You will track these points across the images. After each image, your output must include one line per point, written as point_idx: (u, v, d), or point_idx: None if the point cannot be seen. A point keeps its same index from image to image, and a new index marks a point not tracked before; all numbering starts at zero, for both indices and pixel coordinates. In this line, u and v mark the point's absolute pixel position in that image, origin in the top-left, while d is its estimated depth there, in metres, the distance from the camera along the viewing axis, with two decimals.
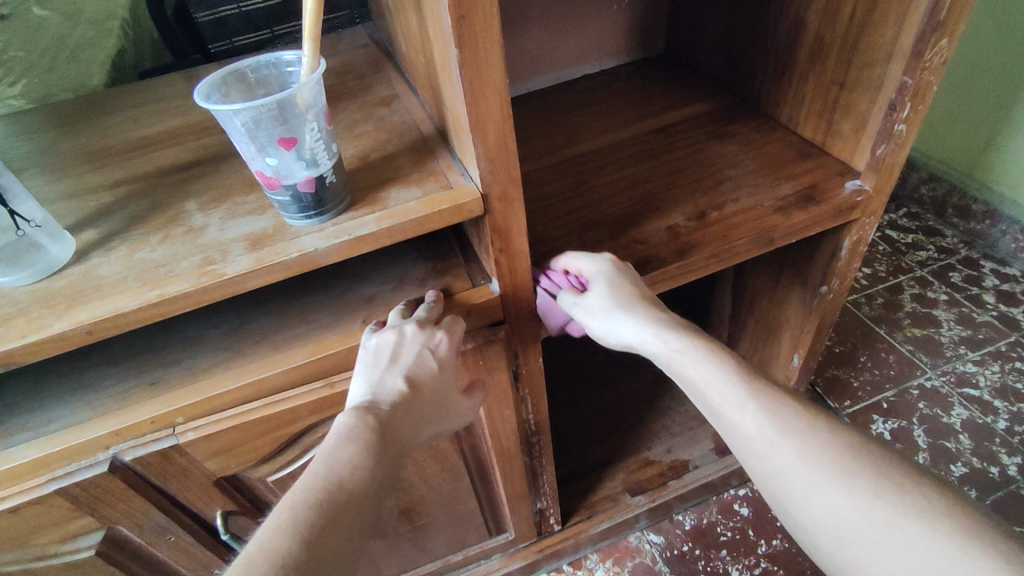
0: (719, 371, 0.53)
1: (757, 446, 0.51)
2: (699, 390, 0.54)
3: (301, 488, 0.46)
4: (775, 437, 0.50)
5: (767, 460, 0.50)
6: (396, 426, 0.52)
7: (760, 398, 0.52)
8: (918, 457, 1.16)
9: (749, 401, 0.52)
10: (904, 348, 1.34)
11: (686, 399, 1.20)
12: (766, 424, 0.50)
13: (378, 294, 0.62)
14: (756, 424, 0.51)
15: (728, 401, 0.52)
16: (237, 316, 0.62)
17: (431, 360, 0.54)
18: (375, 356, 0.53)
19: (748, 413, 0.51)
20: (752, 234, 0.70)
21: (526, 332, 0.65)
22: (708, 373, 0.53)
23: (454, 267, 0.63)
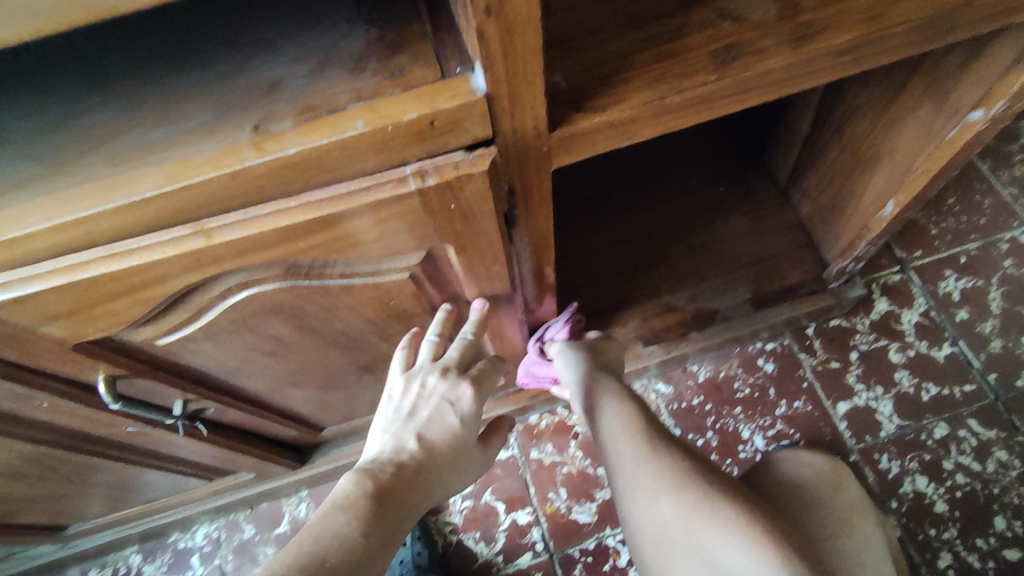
0: (624, 401, 0.65)
1: (611, 442, 0.62)
2: (600, 411, 0.65)
3: (283, 560, 0.38)
4: (632, 441, 0.60)
5: (622, 465, 0.59)
6: (402, 495, 0.46)
7: (643, 427, 0.62)
8: (986, 325, 0.99)
9: (633, 421, 0.63)
10: (1006, 191, 1.08)
11: (727, 236, 0.97)
12: (627, 429, 0.62)
13: (284, 82, 0.37)
14: (624, 433, 0.61)
15: (616, 416, 0.63)
16: (58, 105, 0.38)
17: (449, 415, 0.50)
18: (393, 408, 0.51)
19: (625, 432, 0.62)
20: (922, 17, 0.42)
21: (528, 161, 0.41)
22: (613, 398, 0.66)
23: (414, 41, 0.37)
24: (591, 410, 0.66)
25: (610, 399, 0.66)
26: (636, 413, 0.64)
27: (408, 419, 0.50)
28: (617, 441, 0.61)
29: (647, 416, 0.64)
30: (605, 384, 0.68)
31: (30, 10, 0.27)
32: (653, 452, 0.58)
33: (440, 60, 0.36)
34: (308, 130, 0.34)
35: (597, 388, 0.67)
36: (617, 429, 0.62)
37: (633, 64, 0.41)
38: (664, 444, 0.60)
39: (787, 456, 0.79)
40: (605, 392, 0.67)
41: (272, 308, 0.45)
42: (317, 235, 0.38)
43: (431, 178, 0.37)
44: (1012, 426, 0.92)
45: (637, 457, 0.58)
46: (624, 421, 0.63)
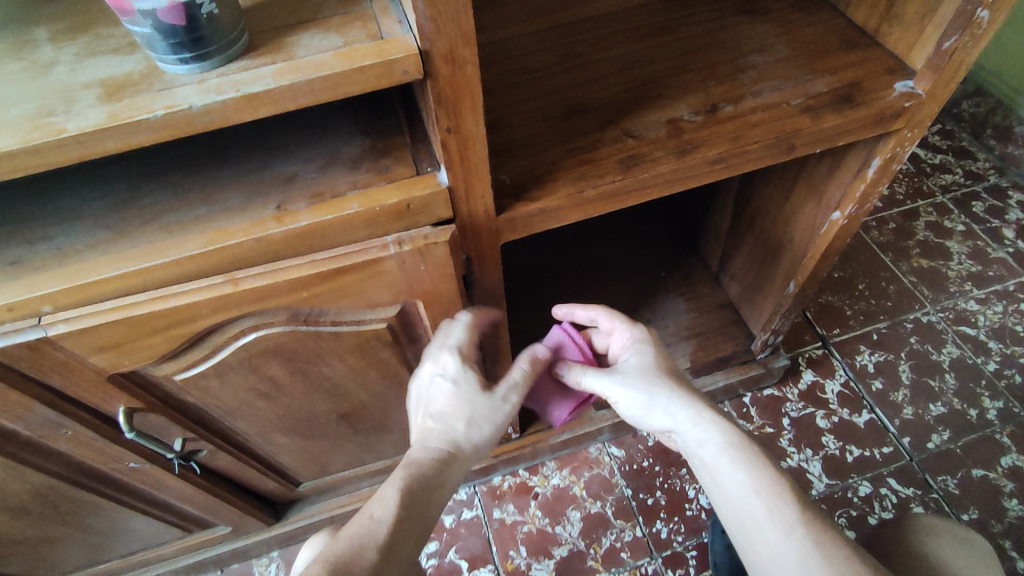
0: (744, 460, 0.56)
1: (754, 529, 0.53)
2: (725, 472, 0.56)
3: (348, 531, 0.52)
4: (787, 535, 0.51)
5: (775, 563, 0.51)
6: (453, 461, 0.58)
7: (787, 500, 0.53)
8: (897, 394, 1.12)
9: (770, 492, 0.54)
10: (907, 279, 1.26)
11: (668, 314, 1.10)
12: (776, 512, 0.53)
13: (302, 175, 0.50)
14: (765, 514, 0.53)
15: (746, 486, 0.55)
16: (127, 187, 0.50)
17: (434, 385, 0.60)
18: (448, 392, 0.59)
19: (758, 501, 0.54)
20: (769, 138, 0.58)
21: (483, 235, 0.55)
22: (730, 455, 0.56)
23: (397, 148, 0.51)
24: (710, 474, 0.58)
25: (728, 452, 0.57)
26: (766, 474, 0.55)
27: (466, 404, 0.59)
28: (761, 525, 0.53)
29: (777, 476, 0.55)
30: (716, 436, 0.58)
31: None
32: (814, 547, 0.50)
33: (416, 161, 0.50)
34: (320, 209, 0.47)
35: (708, 442, 0.58)
36: (752, 500, 0.54)
37: (561, 167, 0.56)
38: (819, 527, 0.52)
39: (931, 530, 0.71)
40: (720, 448, 0.57)
41: (273, 349, 0.56)
42: (317, 287, 0.50)
43: (406, 246, 0.50)
44: (927, 484, 1.02)
45: (800, 559, 0.50)
46: (754, 484, 0.54)
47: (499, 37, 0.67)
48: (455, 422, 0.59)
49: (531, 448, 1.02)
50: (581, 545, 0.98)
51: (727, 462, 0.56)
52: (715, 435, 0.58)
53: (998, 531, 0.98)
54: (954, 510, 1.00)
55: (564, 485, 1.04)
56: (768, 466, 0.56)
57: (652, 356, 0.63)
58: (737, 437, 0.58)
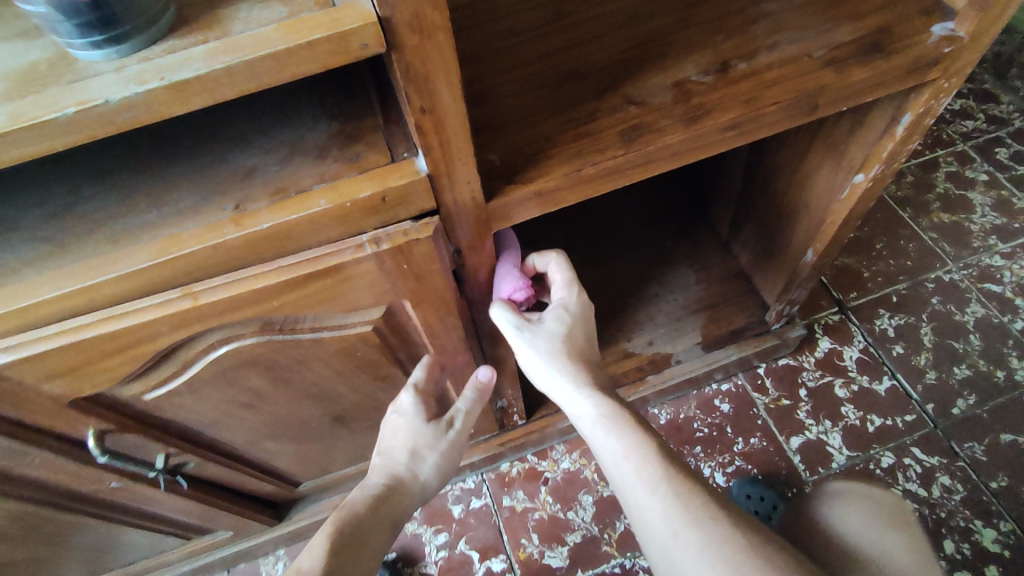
0: (645, 453, 0.55)
1: (628, 491, 0.55)
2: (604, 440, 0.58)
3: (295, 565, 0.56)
4: (651, 493, 0.53)
5: (644, 521, 0.53)
6: (400, 509, 0.65)
7: (654, 459, 0.55)
8: (919, 358, 1.07)
9: (637, 455, 0.56)
10: (927, 236, 1.19)
11: (676, 286, 1.05)
12: (647, 474, 0.54)
13: (263, 168, 0.44)
14: (639, 476, 0.54)
15: (617, 451, 0.56)
16: (66, 192, 0.44)
17: (398, 420, 0.65)
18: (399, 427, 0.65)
19: (630, 461, 0.55)
20: (789, 98, 0.51)
21: (471, 225, 0.49)
22: (635, 450, 0.56)
23: (368, 132, 0.45)
24: (610, 465, 0.56)
25: (610, 421, 0.58)
26: (640, 438, 0.57)
27: (414, 442, 0.65)
28: (638, 488, 0.54)
29: (672, 470, 0.54)
30: (591, 407, 0.59)
31: None
32: (673, 500, 0.52)
33: (391, 146, 0.44)
34: (283, 208, 0.41)
35: (585, 415, 0.59)
36: (630, 465, 0.55)
37: (555, 143, 0.50)
38: (684, 486, 0.53)
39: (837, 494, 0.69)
40: (596, 419, 0.59)
41: (250, 360, 0.51)
42: (289, 294, 0.45)
43: (384, 244, 0.44)
44: (953, 452, 0.98)
45: (661, 513, 0.52)
46: (628, 446, 0.56)
47: None
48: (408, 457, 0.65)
49: (539, 433, 0.98)
50: (594, 530, 0.96)
51: (628, 454, 0.56)
52: (596, 406, 0.59)
53: None
54: (981, 478, 0.96)
55: (575, 469, 1.01)
56: (640, 430, 0.57)
57: (571, 329, 0.61)
58: (614, 405, 0.59)
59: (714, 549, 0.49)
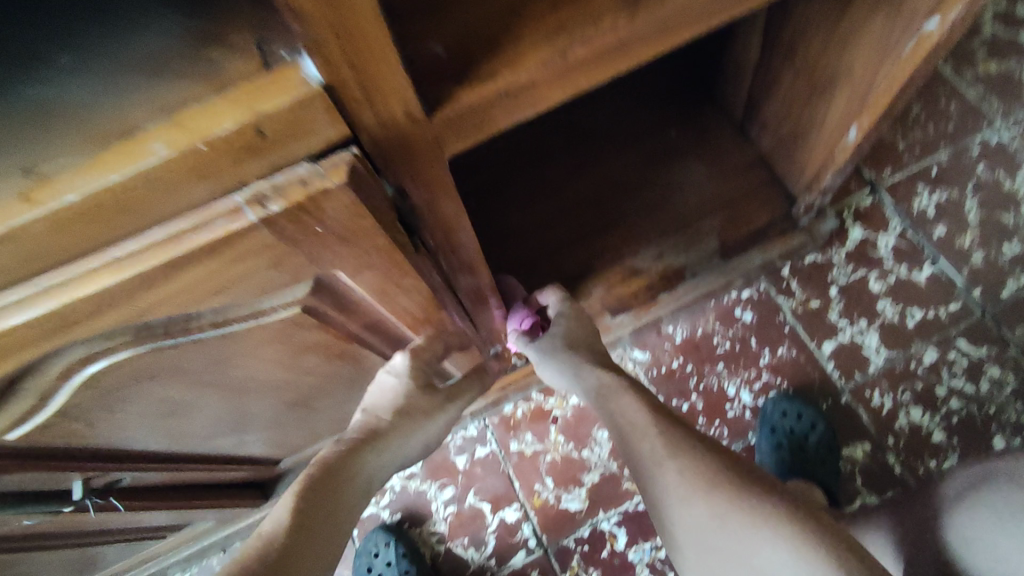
0: (654, 436, 0.60)
1: (624, 438, 0.63)
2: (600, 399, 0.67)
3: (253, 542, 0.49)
4: (643, 443, 0.61)
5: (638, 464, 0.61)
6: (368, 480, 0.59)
7: (645, 416, 0.63)
8: (964, 239, 0.94)
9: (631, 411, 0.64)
10: (972, 92, 1.01)
11: (685, 185, 0.89)
12: (639, 425, 0.62)
13: (56, 101, 0.27)
14: (629, 427, 0.63)
15: (614, 411, 0.65)
16: None
17: (385, 378, 0.58)
18: (388, 389, 0.58)
19: (627, 420, 0.63)
20: None
21: (415, 154, 0.34)
22: (636, 417, 0.63)
23: (221, 21, 0.28)
24: (625, 447, 0.63)
25: (605, 388, 0.67)
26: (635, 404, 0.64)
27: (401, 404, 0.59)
28: (632, 438, 0.62)
29: (661, 425, 0.61)
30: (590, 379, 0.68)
31: None
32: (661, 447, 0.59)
33: (258, 39, 0.27)
34: (93, 166, 0.25)
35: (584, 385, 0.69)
36: (627, 424, 0.63)
37: (524, 17, 0.34)
38: (675, 437, 0.60)
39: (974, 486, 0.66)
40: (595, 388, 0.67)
41: (139, 374, 0.38)
42: (154, 291, 0.30)
43: (274, 205, 0.28)
44: (1003, 341, 0.88)
45: (653, 460, 0.59)
46: (619, 403, 0.65)
47: None
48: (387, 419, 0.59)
49: None
50: (613, 467, 0.87)
51: (627, 420, 0.63)
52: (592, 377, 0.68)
53: None
54: None
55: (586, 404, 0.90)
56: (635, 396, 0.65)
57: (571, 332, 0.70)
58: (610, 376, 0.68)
59: (695, 482, 0.57)
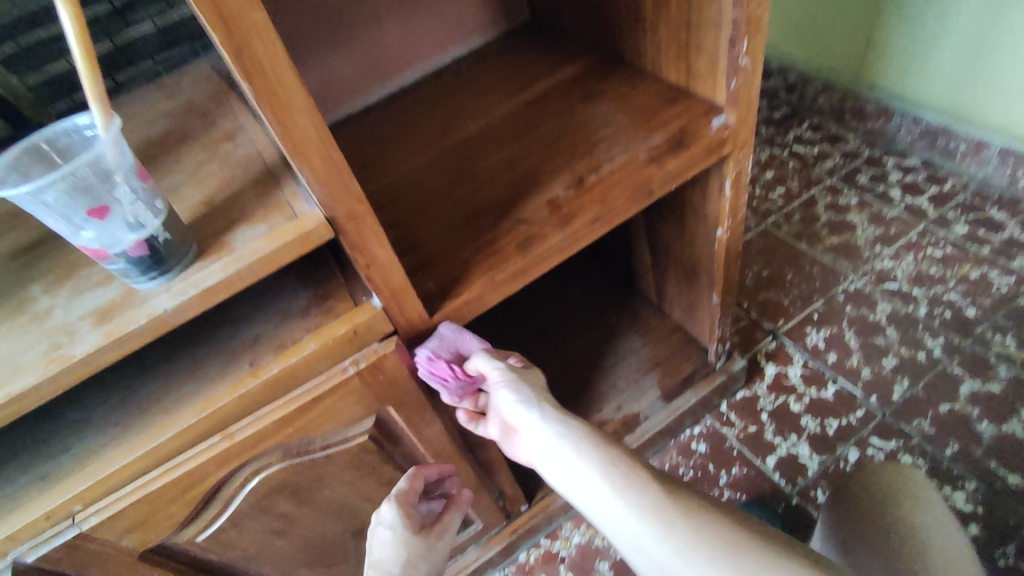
0: (600, 461, 0.65)
1: (582, 475, 0.65)
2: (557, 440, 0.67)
3: None
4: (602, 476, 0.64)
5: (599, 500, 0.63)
6: None
7: (599, 451, 0.66)
8: (853, 360, 1.22)
9: (587, 452, 0.66)
10: (826, 258, 1.39)
11: (627, 353, 1.20)
12: (600, 457, 0.65)
13: (263, 335, 0.60)
14: (590, 462, 0.65)
15: (574, 454, 0.66)
16: (122, 388, 0.59)
17: (383, 530, 0.67)
18: (387, 542, 0.66)
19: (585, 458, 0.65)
20: (628, 192, 0.71)
21: (426, 337, 0.66)
22: (594, 453, 0.66)
23: (335, 289, 0.62)
24: (580, 485, 0.65)
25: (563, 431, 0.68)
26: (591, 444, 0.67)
27: (405, 551, 0.65)
28: (595, 471, 0.64)
29: (617, 461, 0.65)
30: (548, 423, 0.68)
31: (119, 340, 0.47)
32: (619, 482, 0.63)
33: (352, 294, 0.61)
34: (284, 355, 0.57)
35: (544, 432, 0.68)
36: (585, 460, 0.65)
37: (473, 264, 0.68)
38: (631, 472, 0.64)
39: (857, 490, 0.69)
40: (553, 434, 0.68)
41: (278, 487, 0.64)
42: (299, 420, 0.59)
43: (361, 363, 0.60)
44: (905, 433, 1.10)
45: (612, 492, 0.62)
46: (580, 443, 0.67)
47: (396, 177, 0.81)
48: (394, 560, 0.64)
49: (543, 515, 1.06)
50: None
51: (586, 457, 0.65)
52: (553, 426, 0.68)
53: (981, 455, 1.06)
54: (936, 449, 1.08)
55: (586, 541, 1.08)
56: (594, 436, 0.68)
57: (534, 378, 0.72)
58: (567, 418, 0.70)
59: (659, 512, 0.59)
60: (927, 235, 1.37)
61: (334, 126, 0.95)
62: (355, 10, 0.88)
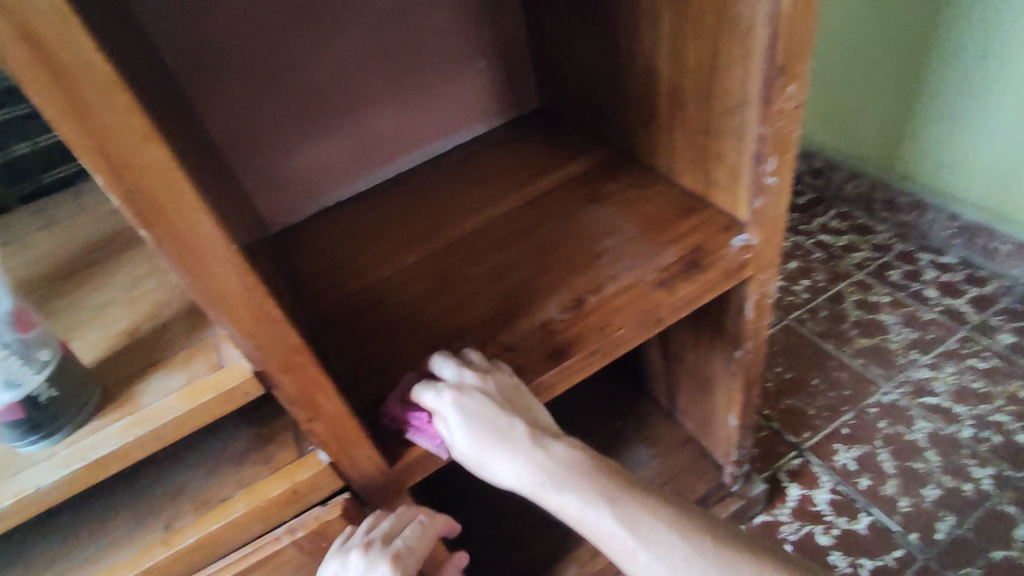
0: (648, 533, 0.50)
1: (630, 549, 0.50)
2: (579, 504, 0.52)
3: None
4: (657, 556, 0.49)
5: None
6: None
7: (641, 516, 0.51)
8: (888, 487, 1.08)
9: (630, 522, 0.51)
10: (856, 362, 1.27)
11: (633, 466, 1.08)
12: (645, 528, 0.50)
13: (187, 485, 0.51)
14: (636, 532, 0.51)
15: (613, 527, 0.51)
16: (15, 543, 0.49)
17: None
18: None
19: (628, 532, 0.51)
20: (633, 321, 0.61)
21: (386, 488, 0.55)
22: (638, 524, 0.51)
23: (280, 430, 0.53)
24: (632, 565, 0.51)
25: (584, 487, 0.53)
26: (626, 506, 0.52)
27: None
28: (647, 547, 0.50)
29: (672, 528, 0.51)
30: (567, 486, 0.53)
31: None
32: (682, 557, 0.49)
33: (299, 439, 0.52)
34: (203, 520, 0.47)
35: (560, 494, 0.53)
36: (626, 533, 0.51)
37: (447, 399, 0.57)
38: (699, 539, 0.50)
39: None
40: (574, 496, 0.52)
41: None
42: None
43: (299, 532, 0.50)
44: None
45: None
46: (610, 508, 0.52)
47: (375, 280, 0.73)
48: None
49: None
50: None
51: (626, 528, 0.51)
52: (565, 479, 0.53)
53: None
54: None
55: None
56: (625, 486, 0.53)
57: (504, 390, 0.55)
58: (578, 461, 0.54)
59: None
60: (969, 343, 1.25)
61: (318, 212, 0.88)
62: (347, 95, 0.82)
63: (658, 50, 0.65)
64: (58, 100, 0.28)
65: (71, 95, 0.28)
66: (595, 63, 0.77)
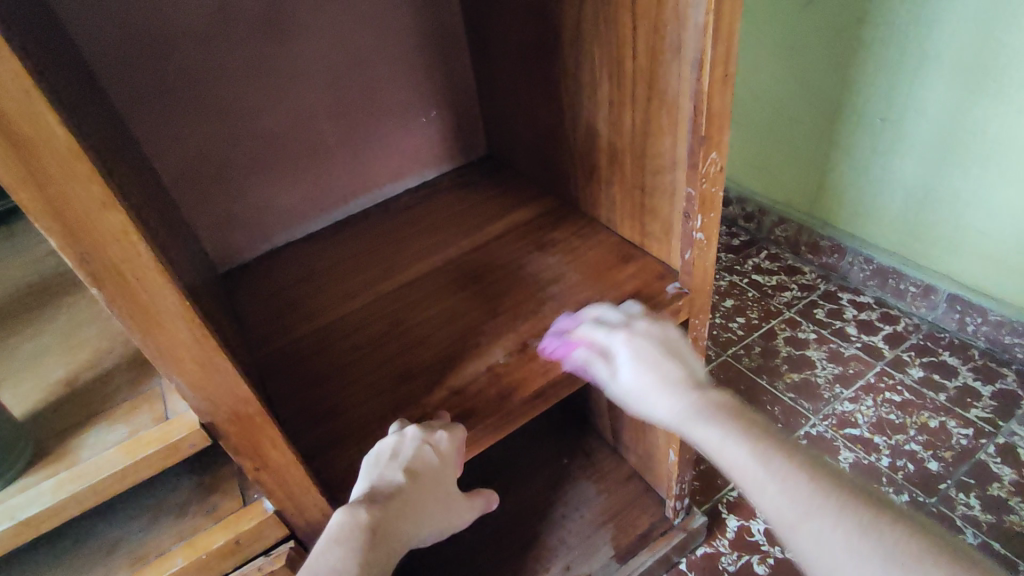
0: (767, 457, 0.51)
1: (744, 473, 0.51)
2: (705, 429, 0.55)
3: None
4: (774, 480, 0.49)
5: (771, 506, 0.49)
6: None
7: (762, 446, 0.51)
8: None
9: (748, 447, 0.52)
10: (787, 397, 1.34)
11: (580, 502, 1.10)
12: (760, 455, 0.51)
13: (124, 539, 0.50)
14: (752, 457, 0.51)
15: (732, 453, 0.52)
16: None
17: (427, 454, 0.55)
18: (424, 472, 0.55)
19: (743, 457, 0.52)
20: (574, 365, 0.64)
21: None
22: (757, 455, 0.51)
23: (225, 479, 0.53)
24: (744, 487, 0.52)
25: (720, 416, 0.55)
26: (746, 435, 0.53)
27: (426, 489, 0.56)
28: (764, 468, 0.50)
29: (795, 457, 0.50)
30: (693, 416, 0.56)
31: None
32: (802, 484, 0.48)
33: (243, 489, 0.51)
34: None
35: (683, 419, 0.57)
36: (741, 458, 0.51)
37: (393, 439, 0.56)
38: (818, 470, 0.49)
39: None
40: (695, 422, 0.55)
41: None
42: None
43: None
44: None
45: (787, 503, 0.48)
46: (732, 435, 0.53)
47: (326, 322, 0.74)
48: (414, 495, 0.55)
49: None
50: None
51: (743, 452, 0.52)
52: (717, 408, 0.56)
53: None
54: None
55: None
56: (756, 423, 0.54)
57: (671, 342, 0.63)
58: (724, 403, 0.57)
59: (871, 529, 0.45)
60: (885, 377, 1.34)
61: (268, 253, 0.89)
62: (300, 141, 0.84)
63: (597, 113, 0.70)
64: (17, 171, 0.29)
65: (29, 166, 0.29)
66: (541, 118, 0.82)
